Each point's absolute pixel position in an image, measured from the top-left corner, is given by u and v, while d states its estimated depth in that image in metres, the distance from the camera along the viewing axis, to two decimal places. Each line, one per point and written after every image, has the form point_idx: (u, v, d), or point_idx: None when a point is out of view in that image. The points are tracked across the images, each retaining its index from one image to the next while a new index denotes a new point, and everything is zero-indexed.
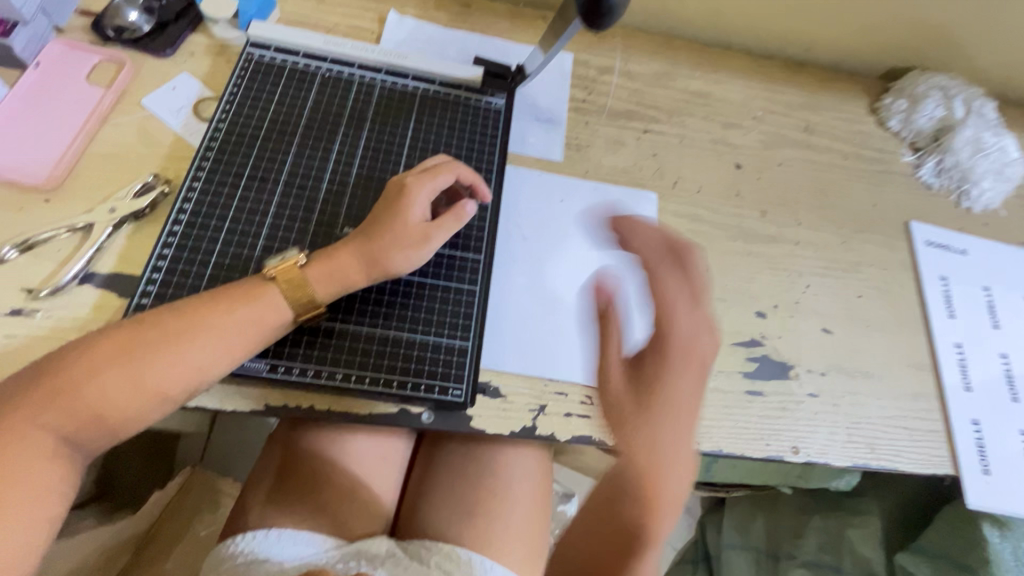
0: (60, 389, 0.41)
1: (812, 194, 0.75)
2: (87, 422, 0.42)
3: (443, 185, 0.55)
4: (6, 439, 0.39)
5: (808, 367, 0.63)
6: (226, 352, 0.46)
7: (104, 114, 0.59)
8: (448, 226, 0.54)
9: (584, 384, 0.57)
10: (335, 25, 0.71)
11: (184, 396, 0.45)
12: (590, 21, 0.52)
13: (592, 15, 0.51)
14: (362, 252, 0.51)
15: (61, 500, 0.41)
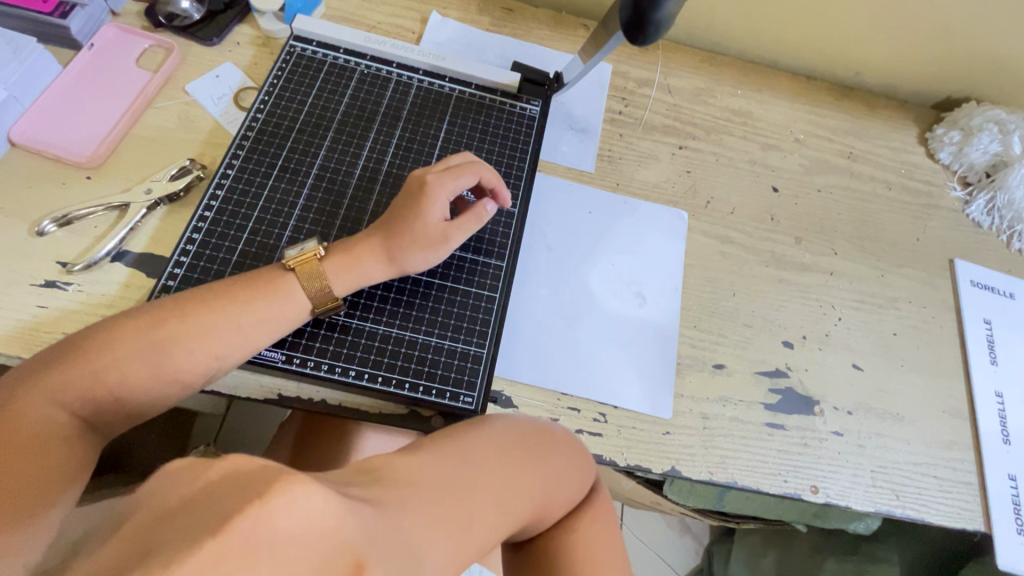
0: (82, 369, 0.42)
1: (850, 223, 0.72)
2: (106, 401, 0.43)
3: (464, 185, 0.53)
4: (26, 416, 0.40)
5: (835, 405, 0.60)
6: (244, 341, 0.46)
7: (149, 97, 0.61)
8: (467, 226, 0.53)
9: (598, 401, 0.56)
10: (378, 23, 0.72)
11: (201, 381, 0.46)
12: (631, 34, 0.51)
13: (633, 29, 0.50)
14: (383, 248, 0.51)
15: (74, 479, 0.42)
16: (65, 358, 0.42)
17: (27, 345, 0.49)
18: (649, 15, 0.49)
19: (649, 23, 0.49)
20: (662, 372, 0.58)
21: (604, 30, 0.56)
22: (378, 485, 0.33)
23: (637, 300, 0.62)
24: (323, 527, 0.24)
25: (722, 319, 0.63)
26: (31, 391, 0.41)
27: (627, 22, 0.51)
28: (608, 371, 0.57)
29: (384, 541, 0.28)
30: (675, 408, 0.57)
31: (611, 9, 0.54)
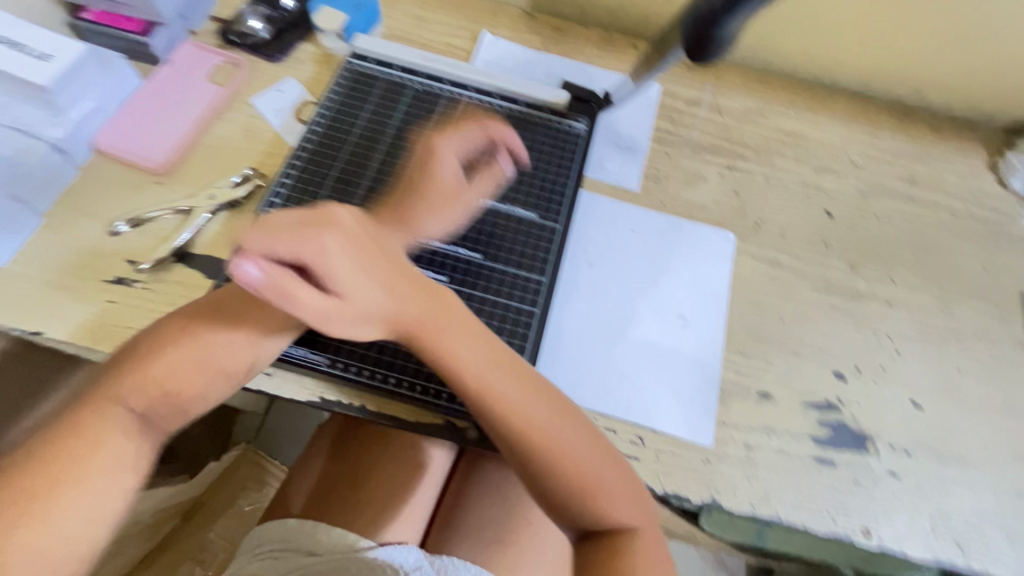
0: (134, 370, 0.44)
1: (910, 250, 0.68)
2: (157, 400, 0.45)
3: (473, 140, 0.57)
4: (87, 415, 0.43)
5: (891, 443, 0.57)
6: (279, 328, 0.48)
7: (218, 109, 0.65)
8: (483, 186, 0.57)
9: (636, 423, 0.55)
10: (431, 42, 0.74)
11: (243, 375, 0.48)
12: (692, 52, 0.51)
13: (694, 48, 0.50)
14: (396, 216, 0.53)
15: (130, 475, 0.44)
16: (119, 363, 0.45)
17: (96, 337, 0.52)
18: (712, 34, 0.48)
19: (711, 42, 0.49)
20: (703, 397, 0.57)
21: (660, 48, 0.56)
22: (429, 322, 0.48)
23: (680, 321, 0.60)
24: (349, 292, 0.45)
25: (768, 345, 0.60)
26: (91, 396, 0.44)
27: (688, 40, 0.51)
28: (647, 394, 0.56)
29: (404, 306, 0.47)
30: (716, 435, 0.55)
31: (669, 27, 0.54)
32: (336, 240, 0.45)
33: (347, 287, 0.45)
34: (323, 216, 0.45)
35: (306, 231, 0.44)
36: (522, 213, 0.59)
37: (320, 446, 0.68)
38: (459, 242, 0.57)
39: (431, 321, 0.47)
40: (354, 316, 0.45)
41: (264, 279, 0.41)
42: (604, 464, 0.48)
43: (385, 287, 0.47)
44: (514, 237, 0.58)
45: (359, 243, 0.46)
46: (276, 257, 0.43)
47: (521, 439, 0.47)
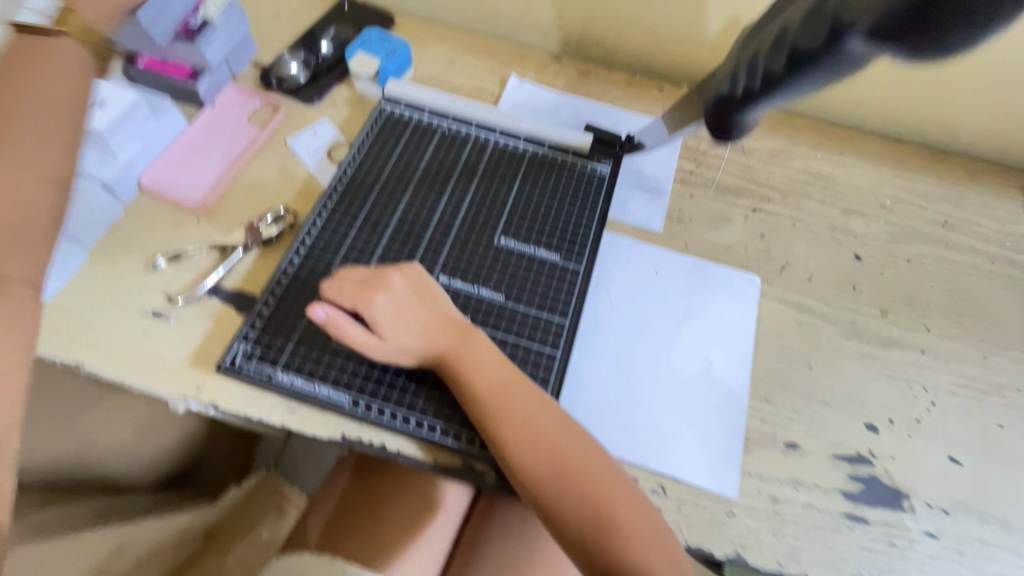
0: None
1: (945, 297, 0.66)
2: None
3: None
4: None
5: (928, 501, 0.54)
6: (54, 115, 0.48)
7: (255, 150, 0.68)
8: None
9: (658, 472, 0.54)
10: (460, 85, 0.77)
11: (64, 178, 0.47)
12: (713, 128, 0.55)
13: (718, 126, 0.55)
14: None
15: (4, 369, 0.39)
16: None
17: (132, 370, 0.54)
18: (734, 118, 0.53)
19: (730, 123, 0.53)
20: (727, 446, 0.55)
21: (685, 116, 0.60)
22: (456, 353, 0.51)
23: (704, 366, 0.59)
24: (389, 329, 0.51)
25: (796, 394, 0.59)
26: None
27: (712, 117, 0.55)
28: (669, 440, 0.55)
29: (435, 343, 0.51)
30: (741, 487, 0.54)
31: (695, 99, 0.58)
32: (386, 299, 0.51)
33: (389, 334, 0.50)
34: (381, 278, 0.52)
35: (364, 291, 0.51)
36: (544, 255, 0.60)
37: (339, 481, 0.69)
38: (482, 283, 0.58)
39: (455, 353, 0.51)
40: (389, 356, 0.51)
41: (327, 320, 0.49)
42: (622, 493, 0.48)
43: (420, 327, 0.51)
44: (536, 279, 0.58)
45: (407, 301, 0.52)
46: (342, 304, 0.52)
47: (543, 463, 0.48)
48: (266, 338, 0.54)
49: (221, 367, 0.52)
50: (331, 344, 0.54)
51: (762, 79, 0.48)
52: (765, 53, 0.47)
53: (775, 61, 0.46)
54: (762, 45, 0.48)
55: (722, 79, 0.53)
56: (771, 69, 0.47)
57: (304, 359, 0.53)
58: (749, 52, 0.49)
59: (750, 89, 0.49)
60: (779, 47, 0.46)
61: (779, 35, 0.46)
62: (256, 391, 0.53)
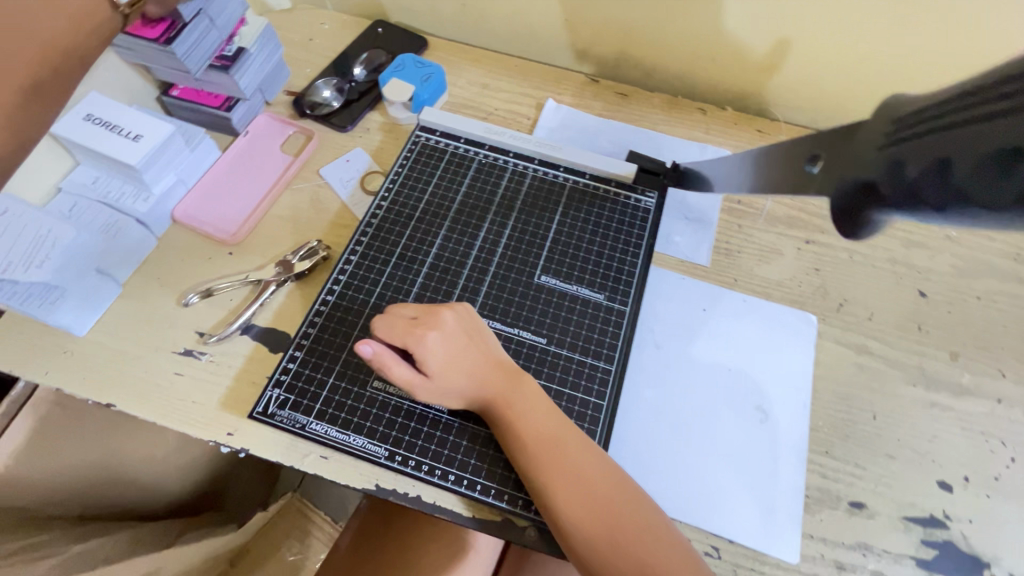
0: None
1: (1021, 339, 0.61)
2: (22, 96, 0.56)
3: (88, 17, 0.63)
4: None
5: (1012, 572, 0.49)
6: None
7: (288, 180, 0.66)
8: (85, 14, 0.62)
9: (713, 532, 0.50)
10: (495, 110, 0.75)
11: None
12: (841, 218, 0.43)
13: (848, 219, 0.42)
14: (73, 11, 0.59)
15: None
16: None
17: (162, 411, 0.52)
18: (868, 213, 0.40)
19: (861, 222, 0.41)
20: (786, 505, 0.51)
21: (784, 181, 0.51)
22: (506, 397, 0.48)
23: (758, 416, 0.55)
24: (438, 368, 0.48)
25: (860, 447, 0.54)
26: None
27: (843, 209, 0.43)
28: (722, 497, 0.51)
29: (483, 384, 0.48)
30: (802, 552, 0.50)
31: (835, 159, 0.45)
32: (437, 338, 0.48)
33: (437, 375, 0.48)
34: (431, 315, 0.50)
35: (414, 329, 0.49)
36: (588, 294, 0.57)
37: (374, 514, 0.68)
38: (523, 325, 0.55)
39: (504, 396, 0.48)
40: (436, 396, 0.48)
41: (374, 358, 0.46)
42: (675, 555, 0.44)
43: (469, 369, 0.49)
44: (580, 321, 0.55)
45: (457, 342, 0.49)
46: (388, 341, 0.49)
47: (593, 516, 0.45)
48: (300, 384, 0.52)
49: (254, 415, 0.51)
50: (366, 391, 0.51)
51: (949, 195, 0.32)
52: (964, 171, 0.30)
53: (983, 188, 0.30)
54: (963, 154, 0.31)
55: (877, 165, 0.38)
56: (969, 194, 0.30)
57: (339, 407, 0.51)
58: (939, 153, 0.33)
59: (915, 195, 0.34)
60: (992, 170, 0.29)
61: (1003, 151, 0.29)
62: (289, 439, 0.51)
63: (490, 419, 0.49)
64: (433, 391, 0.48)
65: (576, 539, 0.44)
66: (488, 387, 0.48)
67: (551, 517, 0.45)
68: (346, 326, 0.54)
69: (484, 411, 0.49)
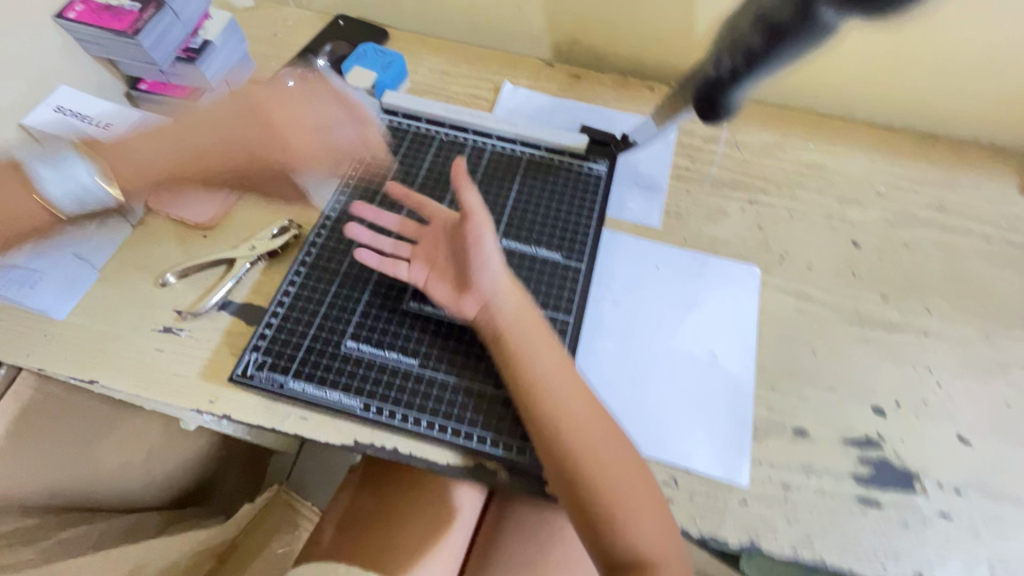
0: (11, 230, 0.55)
1: (945, 279, 0.67)
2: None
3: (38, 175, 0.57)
4: None
5: (939, 482, 0.54)
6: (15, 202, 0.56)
7: (259, 165, 0.69)
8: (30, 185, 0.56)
9: (669, 463, 0.54)
10: (455, 94, 0.79)
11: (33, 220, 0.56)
12: (704, 112, 0.55)
13: (710, 114, 0.55)
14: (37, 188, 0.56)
15: None
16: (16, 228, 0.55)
17: (146, 384, 0.55)
18: (720, 103, 0.53)
19: (718, 105, 0.54)
20: (735, 434, 0.56)
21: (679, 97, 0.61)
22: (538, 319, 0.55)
23: (708, 357, 0.60)
24: (490, 256, 0.57)
25: (801, 380, 0.59)
26: None
27: (702, 107, 0.55)
28: (677, 431, 0.56)
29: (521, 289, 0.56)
30: (752, 476, 0.54)
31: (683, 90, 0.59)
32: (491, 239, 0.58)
33: (489, 258, 0.56)
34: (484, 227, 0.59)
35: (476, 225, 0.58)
36: (546, 254, 0.61)
37: (344, 491, 0.72)
38: None
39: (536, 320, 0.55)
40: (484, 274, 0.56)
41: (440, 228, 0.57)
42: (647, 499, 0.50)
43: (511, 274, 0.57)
44: (540, 279, 0.59)
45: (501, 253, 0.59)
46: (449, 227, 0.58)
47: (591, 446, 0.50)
48: (277, 348, 0.54)
49: (233, 378, 0.53)
50: (340, 350, 0.54)
51: (746, 58, 0.48)
52: (745, 35, 0.47)
53: (758, 39, 0.46)
54: (740, 26, 0.48)
55: (707, 66, 0.53)
56: (755, 50, 0.47)
57: (315, 366, 0.54)
58: (728, 37, 0.49)
59: (735, 71, 0.49)
60: (760, 27, 0.46)
61: (758, 15, 0.46)
62: (268, 402, 0.54)
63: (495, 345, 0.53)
64: (483, 269, 0.56)
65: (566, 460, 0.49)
66: (507, 307, 0.54)
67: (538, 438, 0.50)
68: (318, 295, 0.57)
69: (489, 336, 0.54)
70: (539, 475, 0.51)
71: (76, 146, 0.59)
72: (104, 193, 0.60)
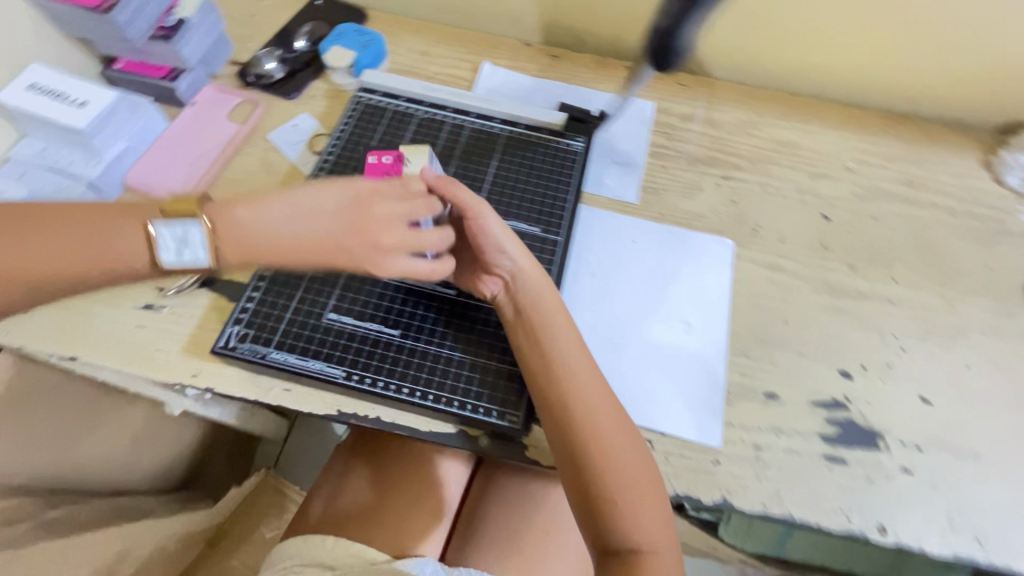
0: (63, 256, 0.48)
1: (911, 250, 0.69)
2: (40, 280, 0.48)
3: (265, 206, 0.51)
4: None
5: (902, 439, 0.57)
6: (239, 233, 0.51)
7: (238, 145, 0.69)
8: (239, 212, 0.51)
9: (645, 428, 0.56)
10: (435, 74, 0.79)
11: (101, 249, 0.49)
12: (656, 61, 0.59)
13: (664, 62, 0.59)
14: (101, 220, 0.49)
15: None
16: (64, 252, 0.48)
17: (128, 360, 0.55)
18: (671, 48, 0.57)
19: (670, 51, 0.57)
20: (709, 399, 0.58)
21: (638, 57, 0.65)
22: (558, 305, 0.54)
23: (684, 327, 0.62)
24: (503, 241, 0.54)
25: (773, 347, 0.61)
26: None
27: (654, 58, 0.59)
28: (653, 397, 0.57)
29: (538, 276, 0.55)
30: (724, 438, 0.56)
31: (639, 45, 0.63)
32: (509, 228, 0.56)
33: (504, 244, 0.54)
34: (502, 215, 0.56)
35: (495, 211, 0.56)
36: (525, 228, 0.62)
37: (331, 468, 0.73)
38: None
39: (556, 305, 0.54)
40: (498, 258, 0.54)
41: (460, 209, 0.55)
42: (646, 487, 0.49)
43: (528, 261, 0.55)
44: None
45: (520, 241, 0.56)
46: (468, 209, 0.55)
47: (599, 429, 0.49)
48: (259, 320, 0.55)
49: (215, 351, 0.54)
50: (321, 322, 0.55)
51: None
52: None
53: None
54: None
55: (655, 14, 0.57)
56: None
57: (297, 337, 0.54)
58: None
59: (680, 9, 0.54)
60: None
61: None
62: (251, 375, 0.55)
63: (514, 320, 0.54)
64: (497, 251, 0.54)
65: (571, 432, 0.49)
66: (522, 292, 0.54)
67: (545, 406, 0.51)
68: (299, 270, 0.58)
69: (507, 313, 0.55)
70: (519, 440, 0.53)
71: (169, 208, 0.50)
72: (199, 251, 0.50)
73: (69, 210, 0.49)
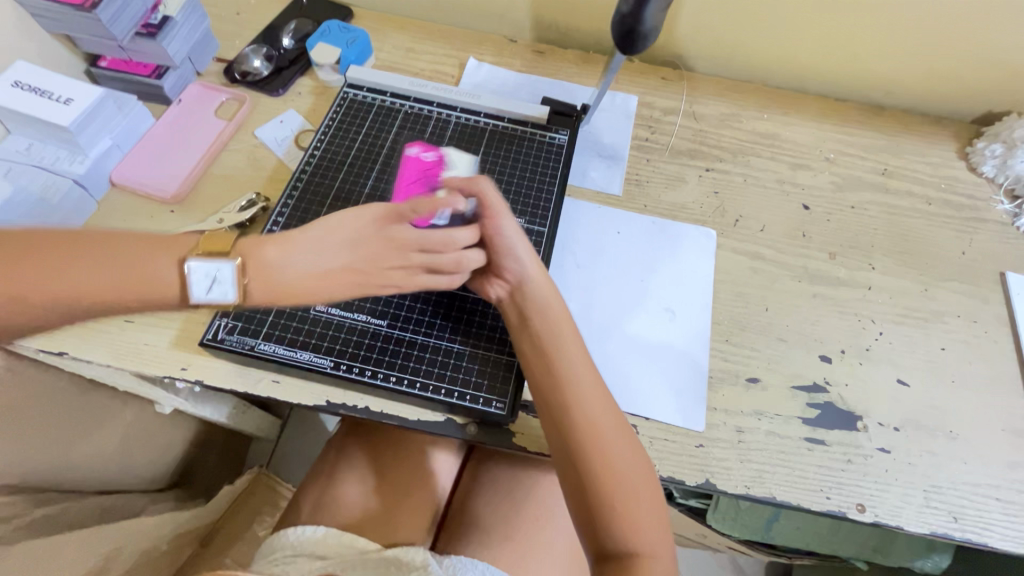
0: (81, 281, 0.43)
1: (888, 238, 0.71)
2: (72, 305, 0.43)
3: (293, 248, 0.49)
4: None
5: (879, 420, 0.58)
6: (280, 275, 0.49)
7: (225, 141, 0.69)
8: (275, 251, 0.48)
9: (630, 413, 0.57)
10: (421, 70, 0.80)
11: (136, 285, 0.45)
12: (623, 46, 0.59)
13: (630, 45, 0.59)
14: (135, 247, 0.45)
15: None
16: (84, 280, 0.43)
17: (117, 355, 0.55)
18: (637, 30, 0.58)
19: (636, 34, 0.58)
20: (692, 384, 0.59)
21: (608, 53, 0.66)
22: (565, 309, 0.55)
23: (667, 315, 0.63)
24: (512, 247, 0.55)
25: (754, 333, 0.63)
26: None
27: (620, 42, 0.59)
28: (638, 383, 0.58)
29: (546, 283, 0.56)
30: (707, 422, 0.57)
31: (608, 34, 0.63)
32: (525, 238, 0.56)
33: (515, 250, 0.55)
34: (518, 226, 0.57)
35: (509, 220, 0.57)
36: None
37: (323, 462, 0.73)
38: None
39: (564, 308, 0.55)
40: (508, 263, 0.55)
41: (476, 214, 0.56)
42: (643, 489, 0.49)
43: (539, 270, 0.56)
44: None
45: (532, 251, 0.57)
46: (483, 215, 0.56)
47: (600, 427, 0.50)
48: (246, 313, 0.55)
49: (203, 343, 0.54)
50: (309, 313, 0.56)
51: None
52: None
53: None
54: None
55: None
56: None
57: (285, 329, 0.55)
58: None
59: None
60: None
61: None
62: (241, 367, 0.55)
63: (519, 324, 0.54)
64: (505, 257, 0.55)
65: (571, 427, 0.50)
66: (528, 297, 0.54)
67: (545, 405, 0.51)
68: None
69: (512, 316, 0.55)
70: (507, 426, 0.54)
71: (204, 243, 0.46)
72: (229, 288, 0.47)
73: (92, 237, 0.44)
